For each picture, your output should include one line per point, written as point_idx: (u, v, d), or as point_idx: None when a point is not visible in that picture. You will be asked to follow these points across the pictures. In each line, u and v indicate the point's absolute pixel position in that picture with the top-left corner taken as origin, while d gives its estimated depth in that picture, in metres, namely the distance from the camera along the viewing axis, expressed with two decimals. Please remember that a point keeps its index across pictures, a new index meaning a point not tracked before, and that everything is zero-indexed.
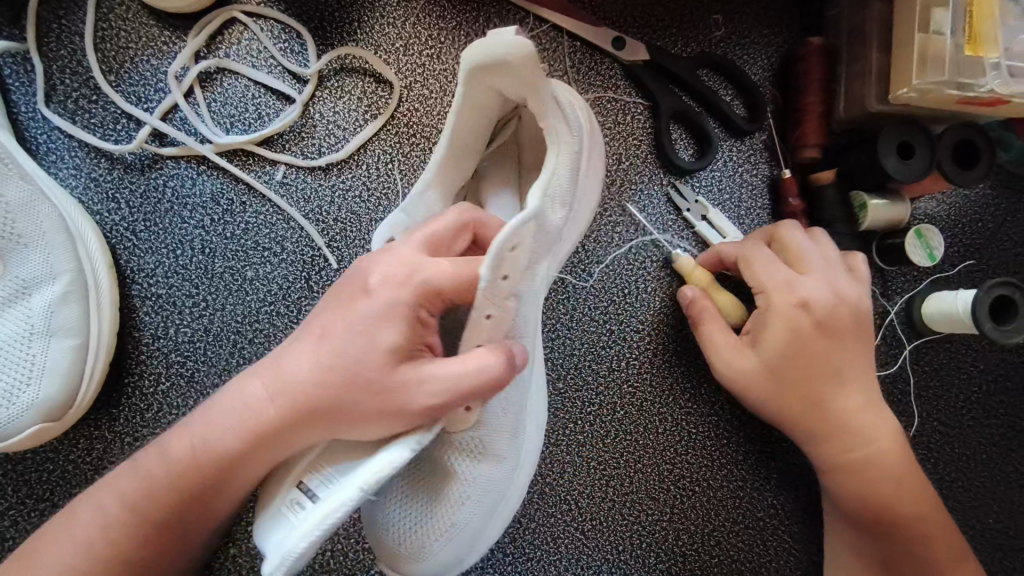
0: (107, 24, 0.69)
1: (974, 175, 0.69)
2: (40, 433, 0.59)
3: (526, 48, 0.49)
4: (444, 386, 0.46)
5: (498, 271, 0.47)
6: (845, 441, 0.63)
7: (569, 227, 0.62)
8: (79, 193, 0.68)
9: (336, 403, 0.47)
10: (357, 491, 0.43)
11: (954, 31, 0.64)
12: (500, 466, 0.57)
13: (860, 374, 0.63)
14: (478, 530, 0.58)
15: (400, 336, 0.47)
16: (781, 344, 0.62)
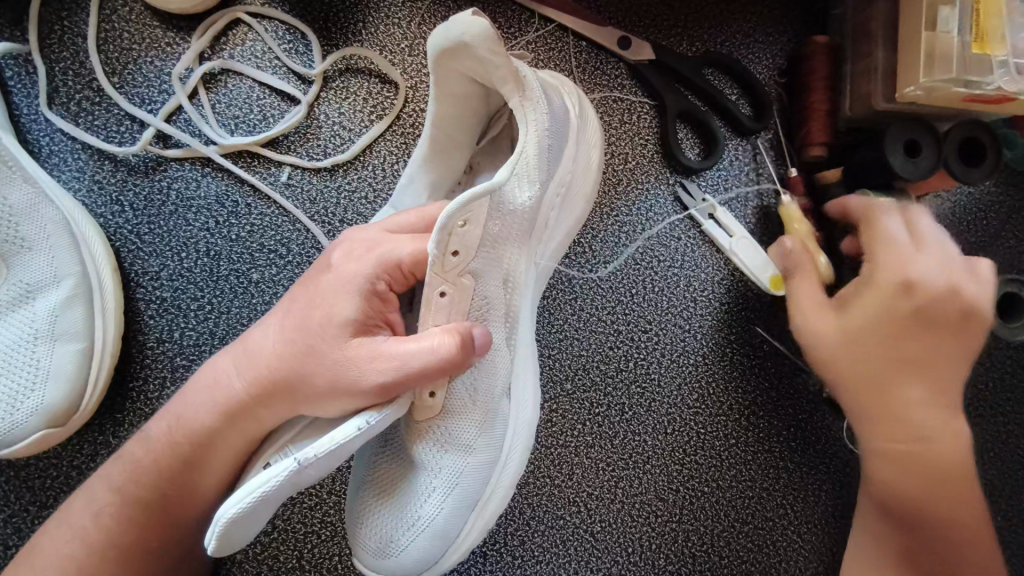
0: (110, 25, 0.69)
1: (979, 173, 0.69)
2: (44, 439, 0.59)
3: (480, 29, 0.48)
4: (393, 364, 0.47)
5: (444, 247, 0.49)
6: (908, 432, 0.62)
7: (554, 212, 0.63)
8: (82, 196, 0.67)
9: (307, 373, 0.49)
10: (294, 464, 0.44)
11: (961, 30, 0.64)
12: (472, 459, 0.56)
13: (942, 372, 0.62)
14: (450, 527, 0.56)
15: (360, 311, 0.50)
16: (870, 314, 0.61)
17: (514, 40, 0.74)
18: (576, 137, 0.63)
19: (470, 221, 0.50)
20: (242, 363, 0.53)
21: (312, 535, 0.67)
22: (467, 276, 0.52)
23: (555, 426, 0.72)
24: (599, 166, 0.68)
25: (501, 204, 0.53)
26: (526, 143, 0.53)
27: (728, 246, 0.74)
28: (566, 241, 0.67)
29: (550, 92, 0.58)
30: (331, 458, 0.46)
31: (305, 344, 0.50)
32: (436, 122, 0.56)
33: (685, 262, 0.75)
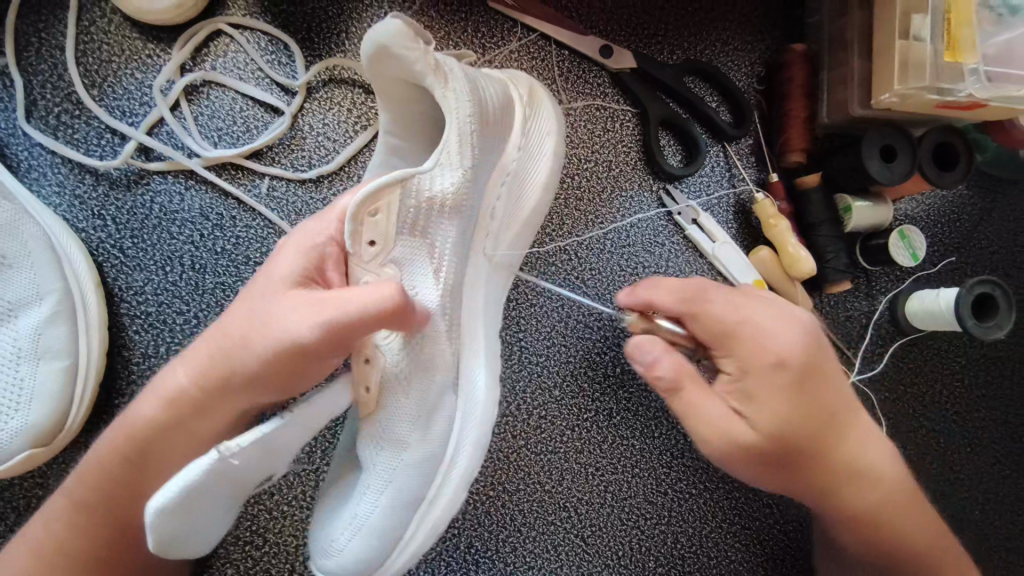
0: (88, 37, 0.68)
1: (951, 177, 0.71)
2: (30, 459, 0.58)
3: (393, 29, 0.49)
4: (329, 309, 0.44)
5: (356, 238, 0.50)
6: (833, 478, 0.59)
7: (500, 201, 0.64)
8: (63, 211, 0.66)
9: (245, 338, 0.47)
10: (216, 454, 0.43)
11: (933, 36, 0.65)
12: (406, 454, 0.53)
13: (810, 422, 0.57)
14: (389, 529, 0.51)
15: (299, 266, 0.48)
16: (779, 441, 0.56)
17: (497, 49, 0.75)
18: (520, 125, 0.63)
19: (381, 210, 0.50)
20: (188, 356, 0.51)
21: (303, 548, 0.67)
22: (388, 266, 0.53)
23: (545, 432, 0.73)
24: (555, 153, 0.67)
25: (423, 194, 0.52)
26: (449, 133, 0.53)
27: (711, 250, 0.75)
28: (524, 231, 0.66)
29: (483, 83, 0.57)
30: (258, 449, 0.46)
31: (245, 316, 0.48)
32: (388, 126, 0.58)
33: (670, 268, 0.76)
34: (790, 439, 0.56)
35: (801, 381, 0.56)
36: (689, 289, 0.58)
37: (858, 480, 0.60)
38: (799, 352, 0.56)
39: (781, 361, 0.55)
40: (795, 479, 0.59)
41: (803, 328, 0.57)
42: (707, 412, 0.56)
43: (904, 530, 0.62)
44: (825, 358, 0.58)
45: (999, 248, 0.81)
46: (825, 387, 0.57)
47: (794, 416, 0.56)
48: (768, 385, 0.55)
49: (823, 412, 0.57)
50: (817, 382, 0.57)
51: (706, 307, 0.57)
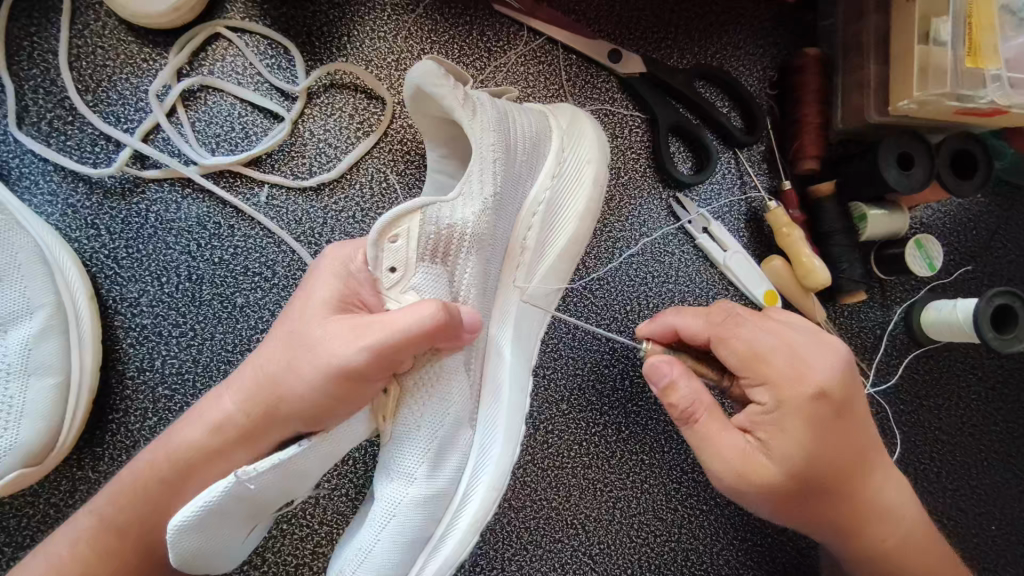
0: (82, 41, 0.66)
1: (971, 185, 0.69)
2: (19, 479, 0.56)
3: (424, 65, 0.52)
4: (378, 330, 0.45)
5: (376, 261, 0.49)
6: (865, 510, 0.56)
7: (533, 229, 0.61)
8: (56, 221, 0.64)
9: (297, 366, 0.47)
10: (231, 479, 0.43)
11: (954, 42, 0.63)
12: (412, 490, 0.51)
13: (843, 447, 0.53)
14: (392, 566, 0.50)
15: (334, 292, 0.49)
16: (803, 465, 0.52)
17: (503, 53, 0.73)
18: (554, 153, 0.62)
19: (402, 235, 0.49)
20: (238, 382, 0.50)
21: (303, 567, 0.64)
22: (410, 292, 0.51)
23: (552, 447, 0.71)
24: (596, 181, 0.64)
25: (441, 223, 0.51)
26: (472, 164, 0.53)
27: (722, 259, 0.73)
28: (561, 261, 0.64)
29: (516, 114, 0.58)
30: (278, 474, 0.45)
31: (290, 346, 0.48)
32: (437, 164, 0.60)
33: (680, 277, 0.74)
34: (810, 477, 0.52)
35: (827, 417, 0.52)
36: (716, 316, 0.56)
37: (872, 523, 0.56)
38: (835, 385, 0.52)
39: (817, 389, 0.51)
40: (807, 516, 0.55)
41: (834, 360, 0.53)
42: (725, 447, 0.53)
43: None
44: (857, 394, 0.54)
45: (1016, 257, 0.79)
46: (854, 423, 0.53)
47: (819, 455, 0.52)
48: (799, 420, 0.52)
49: (846, 454, 0.53)
50: (845, 417, 0.53)
51: (733, 339, 0.55)
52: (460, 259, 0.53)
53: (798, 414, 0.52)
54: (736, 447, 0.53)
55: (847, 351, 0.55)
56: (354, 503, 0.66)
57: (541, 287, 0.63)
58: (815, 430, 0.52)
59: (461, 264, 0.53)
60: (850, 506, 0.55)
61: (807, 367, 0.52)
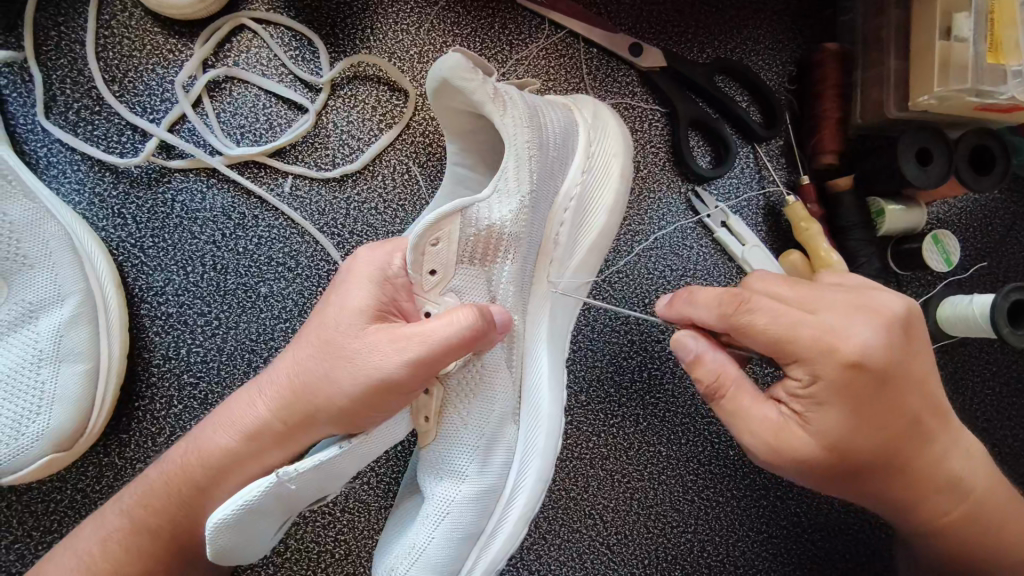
0: (109, 32, 0.66)
1: (988, 180, 0.69)
2: (48, 464, 0.56)
3: (453, 61, 0.52)
4: (413, 341, 0.46)
5: (418, 268, 0.50)
6: (925, 473, 0.54)
7: (563, 228, 0.62)
8: (82, 209, 0.65)
9: (332, 374, 0.47)
10: (275, 476, 0.44)
11: (976, 39, 0.64)
12: (464, 488, 0.53)
13: (904, 410, 0.51)
14: (447, 560, 0.53)
15: (371, 300, 0.49)
16: (859, 438, 0.50)
17: (526, 46, 0.73)
18: (583, 147, 0.62)
19: (444, 238, 0.50)
20: (267, 387, 0.51)
21: (325, 555, 0.65)
22: (447, 295, 0.53)
23: (571, 438, 0.71)
24: (622, 175, 0.64)
25: (480, 224, 0.52)
26: (507, 161, 0.54)
27: (741, 254, 0.73)
28: (590, 257, 0.64)
29: (547, 110, 0.59)
30: (316, 475, 0.46)
31: (320, 351, 0.49)
32: (456, 157, 0.60)
33: (698, 271, 0.75)
34: (853, 453, 0.51)
35: (868, 392, 0.49)
36: (727, 299, 0.52)
37: (932, 484, 0.55)
38: (876, 358, 0.48)
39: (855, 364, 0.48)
40: (861, 487, 0.54)
41: (874, 328, 0.49)
42: (756, 419, 0.52)
43: (964, 526, 0.58)
44: (909, 361, 0.50)
45: None
46: (907, 389, 0.51)
47: (864, 429, 0.50)
48: (839, 396, 0.49)
49: (899, 423, 0.51)
50: (892, 386, 0.50)
51: (754, 325, 0.50)
52: (497, 264, 0.55)
53: (835, 391, 0.49)
54: (767, 424, 0.52)
55: (890, 316, 0.50)
56: (376, 492, 0.66)
57: (570, 283, 0.63)
58: (857, 405, 0.49)
59: (500, 266, 0.55)
60: (904, 473, 0.53)
61: (845, 343, 0.48)
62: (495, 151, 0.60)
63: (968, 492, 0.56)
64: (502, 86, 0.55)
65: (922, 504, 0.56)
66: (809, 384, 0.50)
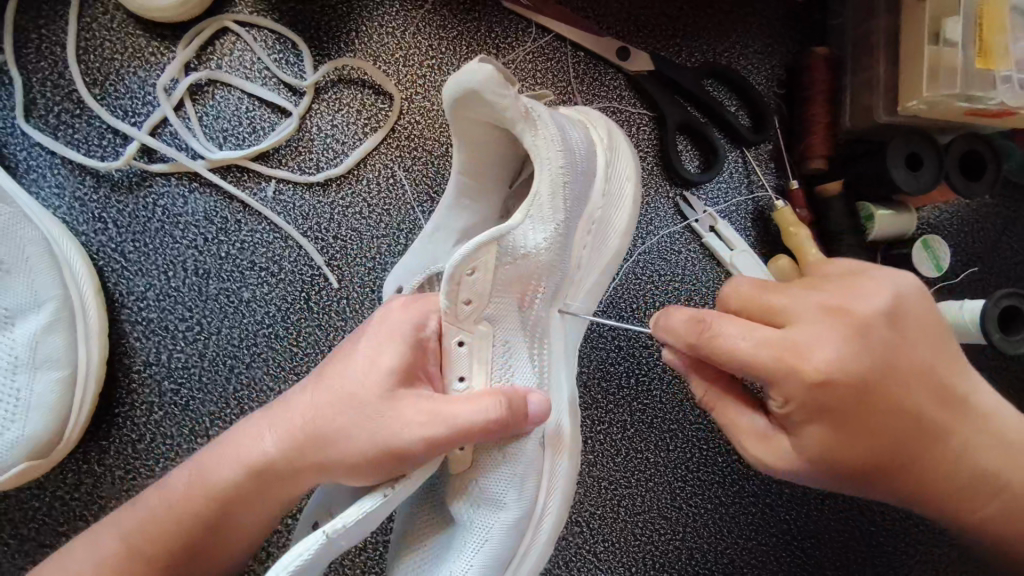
0: (90, 34, 0.65)
1: (979, 186, 0.68)
2: (25, 472, 0.56)
3: (484, 74, 0.50)
4: (438, 419, 0.46)
5: (455, 298, 0.50)
6: (947, 470, 0.52)
7: (585, 249, 0.61)
8: (63, 214, 0.64)
9: (346, 431, 0.47)
10: (323, 537, 0.43)
11: (966, 43, 0.63)
12: (502, 516, 0.52)
13: (899, 415, 0.48)
14: None
15: (402, 358, 0.48)
16: (849, 450, 0.48)
17: (513, 49, 0.73)
18: (603, 169, 0.61)
19: (479, 268, 0.50)
20: (278, 420, 0.50)
21: None
22: (483, 322, 0.52)
23: None
24: (634, 198, 0.64)
25: (517, 253, 0.53)
26: (541, 186, 0.53)
27: (728, 259, 0.73)
28: (600, 281, 0.63)
29: (570, 127, 0.57)
30: (364, 526, 0.45)
31: (342, 402, 0.48)
32: (461, 165, 0.58)
33: (686, 276, 0.74)
34: (850, 459, 0.48)
35: (845, 407, 0.46)
36: (693, 324, 0.48)
37: (954, 477, 0.52)
38: (845, 373, 0.45)
39: (827, 377, 0.45)
40: (875, 492, 0.52)
41: (844, 338, 0.45)
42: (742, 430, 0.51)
43: (989, 505, 0.54)
44: (892, 359, 0.46)
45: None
46: (899, 384, 0.47)
47: (850, 441, 0.47)
48: (814, 414, 0.46)
49: (900, 428, 0.48)
50: (875, 395, 0.46)
51: (724, 351, 0.46)
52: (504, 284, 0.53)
53: (810, 409, 0.46)
54: (752, 432, 0.51)
55: (867, 317, 0.46)
56: None
57: (580, 304, 0.62)
58: (836, 418, 0.46)
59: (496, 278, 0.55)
60: (917, 475, 0.51)
61: (808, 362, 0.45)
62: (504, 165, 0.59)
63: (1002, 487, 0.53)
64: (527, 100, 0.54)
65: (949, 500, 0.54)
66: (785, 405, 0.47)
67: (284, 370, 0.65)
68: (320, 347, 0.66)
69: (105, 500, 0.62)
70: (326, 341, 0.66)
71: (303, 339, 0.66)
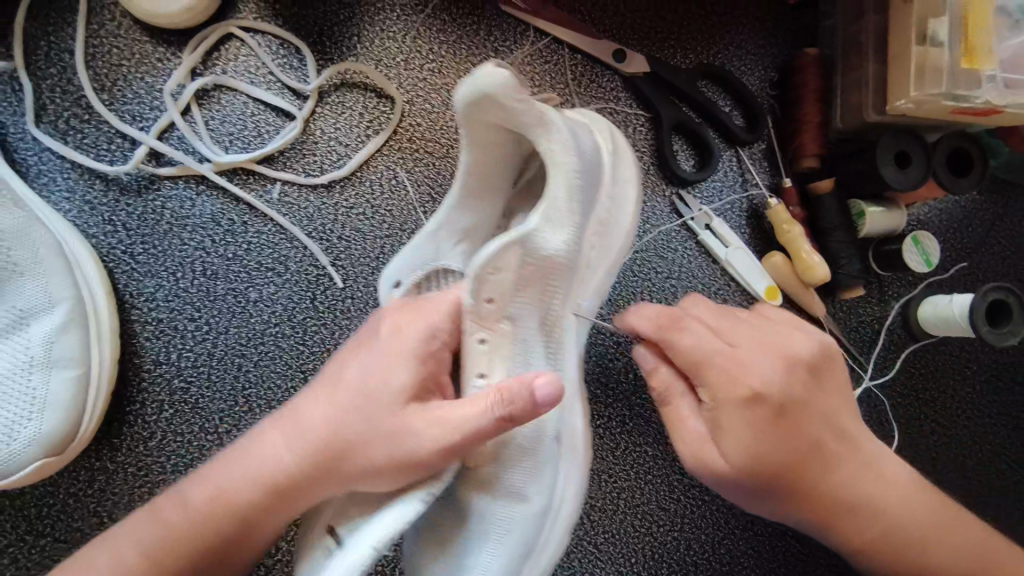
0: (99, 41, 0.67)
1: (967, 182, 0.70)
2: (40, 469, 0.58)
3: (501, 81, 0.49)
4: (447, 428, 0.47)
5: (478, 296, 0.51)
6: (855, 508, 0.57)
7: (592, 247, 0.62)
8: (73, 217, 0.66)
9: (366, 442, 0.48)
10: (368, 551, 0.44)
11: (951, 43, 0.65)
12: (521, 507, 0.52)
13: (812, 434, 0.55)
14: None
15: (415, 372, 0.49)
16: (766, 455, 0.54)
17: (511, 52, 0.74)
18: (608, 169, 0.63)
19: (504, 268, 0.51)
20: (290, 430, 0.50)
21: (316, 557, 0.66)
22: (505, 320, 0.53)
23: None
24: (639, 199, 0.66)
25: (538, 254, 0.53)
26: (557, 184, 0.53)
27: (724, 256, 0.75)
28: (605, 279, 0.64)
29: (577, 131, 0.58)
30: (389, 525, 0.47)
31: (357, 410, 0.49)
32: (470, 172, 0.56)
33: (682, 273, 0.76)
34: (765, 465, 0.54)
35: (767, 415, 0.54)
36: (662, 320, 0.57)
37: (861, 518, 0.57)
38: (773, 389, 0.54)
39: (756, 392, 0.53)
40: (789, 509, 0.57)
41: (775, 362, 0.55)
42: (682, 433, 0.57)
43: (894, 545, 0.58)
44: (807, 390, 0.56)
45: (1010, 254, 0.80)
46: (809, 413, 0.55)
47: (770, 448, 0.54)
48: (740, 421, 0.54)
49: (811, 449, 0.55)
50: (792, 412, 0.55)
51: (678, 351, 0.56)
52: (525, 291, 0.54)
53: (737, 416, 0.54)
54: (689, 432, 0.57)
55: (793, 354, 0.56)
56: None
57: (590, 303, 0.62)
58: (760, 425, 0.54)
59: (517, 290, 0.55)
60: (827, 501, 0.57)
61: (742, 377, 0.54)
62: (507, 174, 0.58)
63: (904, 534, 0.57)
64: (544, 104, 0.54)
65: (859, 542, 0.58)
66: (715, 407, 0.55)
67: (291, 368, 0.67)
68: (327, 345, 0.67)
69: (118, 496, 0.63)
70: (332, 338, 0.67)
71: (310, 338, 0.67)
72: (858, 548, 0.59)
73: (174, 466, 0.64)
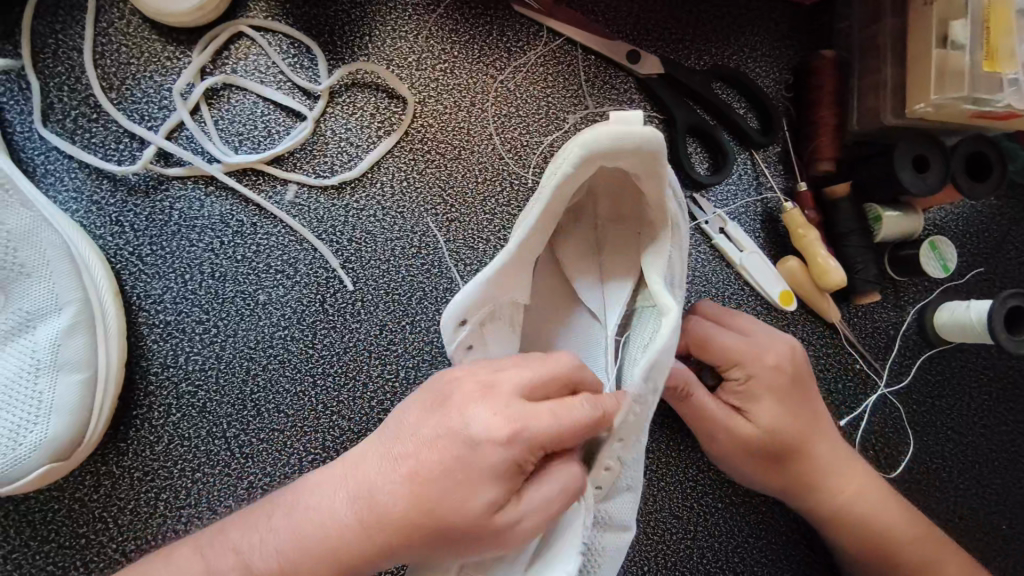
0: (107, 39, 0.66)
1: (986, 187, 0.69)
2: (45, 475, 0.57)
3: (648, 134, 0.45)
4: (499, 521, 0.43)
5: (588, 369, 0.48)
6: (849, 497, 0.65)
7: None
8: (80, 218, 0.65)
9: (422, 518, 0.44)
10: None
11: (972, 45, 0.65)
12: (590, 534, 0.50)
13: (817, 416, 0.64)
14: None
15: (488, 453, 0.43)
16: (782, 421, 0.63)
17: (524, 53, 0.73)
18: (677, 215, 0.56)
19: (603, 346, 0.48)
20: (350, 475, 0.47)
21: None
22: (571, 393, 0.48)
23: None
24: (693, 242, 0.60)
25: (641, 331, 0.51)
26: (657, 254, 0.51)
27: (739, 260, 0.73)
28: None
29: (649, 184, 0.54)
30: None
31: (415, 482, 0.44)
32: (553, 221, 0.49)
33: (696, 278, 0.75)
34: (781, 432, 0.63)
35: (788, 385, 0.63)
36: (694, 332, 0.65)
37: (852, 507, 0.65)
38: (790, 364, 0.64)
39: (777, 366, 0.63)
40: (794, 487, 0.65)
41: (793, 346, 0.65)
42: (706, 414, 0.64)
43: (883, 534, 0.65)
44: (812, 378, 0.66)
45: None
46: (815, 398, 0.65)
47: (788, 416, 0.63)
48: (766, 391, 0.63)
49: (815, 430, 0.64)
50: (804, 388, 0.64)
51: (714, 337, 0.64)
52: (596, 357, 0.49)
53: (766, 385, 0.63)
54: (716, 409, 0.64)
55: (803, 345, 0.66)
56: None
57: None
58: (780, 395, 0.63)
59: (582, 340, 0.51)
60: (827, 483, 0.64)
61: (766, 352, 0.63)
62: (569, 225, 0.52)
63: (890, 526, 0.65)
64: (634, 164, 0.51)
65: (849, 528, 0.65)
66: (746, 381, 0.63)
67: (301, 372, 0.66)
68: (337, 349, 0.66)
69: (124, 501, 0.62)
70: (343, 342, 0.66)
71: (319, 341, 0.66)
72: (849, 537, 0.66)
73: (181, 471, 0.63)
